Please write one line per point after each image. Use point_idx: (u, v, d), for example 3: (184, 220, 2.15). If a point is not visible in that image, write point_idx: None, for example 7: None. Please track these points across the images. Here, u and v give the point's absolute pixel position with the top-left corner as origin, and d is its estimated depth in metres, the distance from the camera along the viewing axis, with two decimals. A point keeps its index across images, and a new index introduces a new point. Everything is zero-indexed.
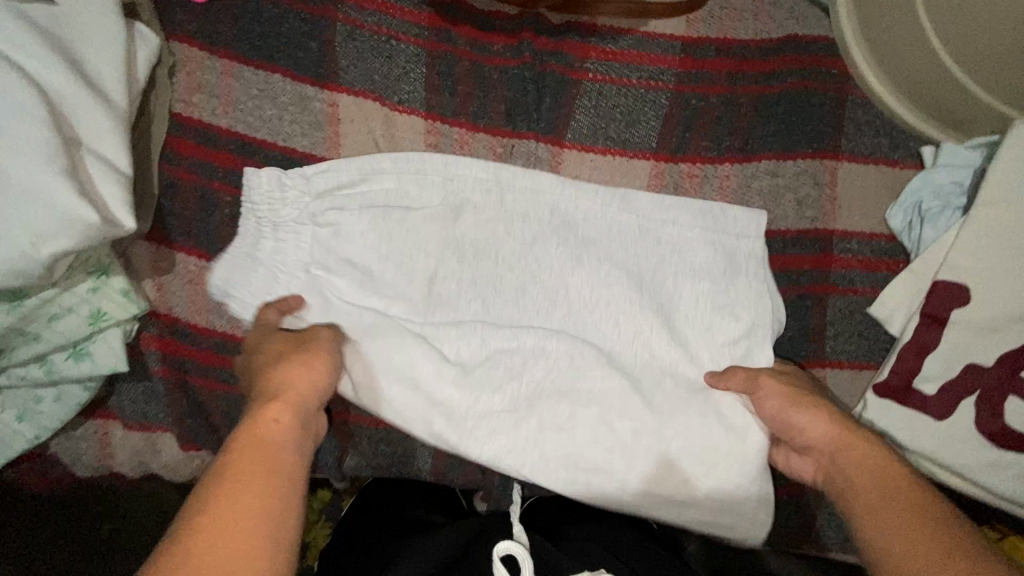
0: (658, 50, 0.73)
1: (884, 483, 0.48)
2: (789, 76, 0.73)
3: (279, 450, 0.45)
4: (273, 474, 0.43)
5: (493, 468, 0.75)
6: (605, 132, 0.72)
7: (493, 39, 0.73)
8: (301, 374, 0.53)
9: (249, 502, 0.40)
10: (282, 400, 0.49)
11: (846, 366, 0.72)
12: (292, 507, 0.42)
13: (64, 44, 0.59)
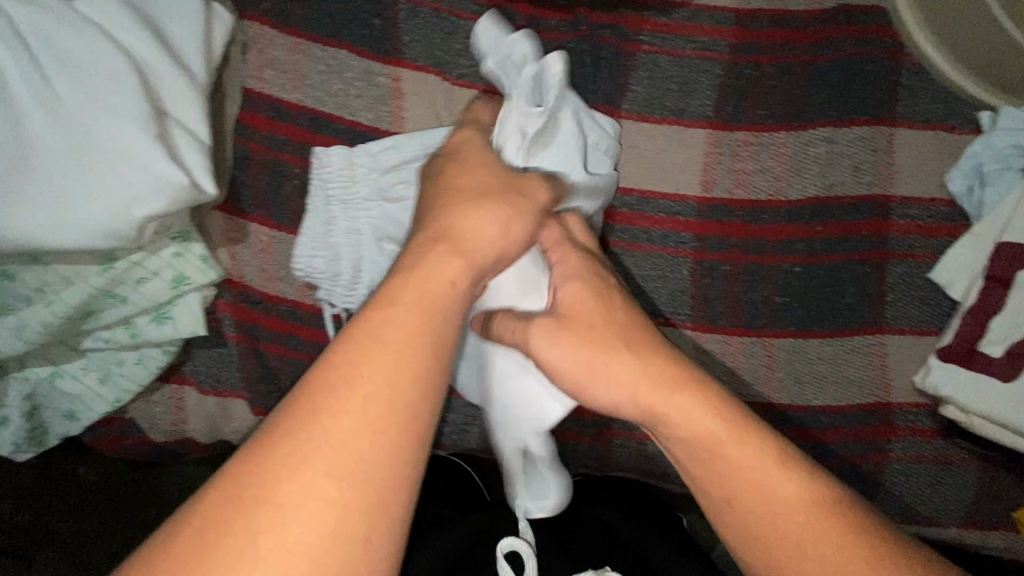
0: (711, 23, 0.74)
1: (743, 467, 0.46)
2: (842, 45, 0.74)
3: (408, 349, 0.42)
4: (393, 388, 0.41)
5: (552, 437, 0.76)
6: (661, 102, 0.73)
7: (547, 13, 0.75)
8: (491, 228, 0.53)
9: (367, 413, 0.39)
10: (457, 261, 0.49)
11: (907, 332, 0.72)
12: (417, 427, 0.41)
13: (150, 19, 0.62)
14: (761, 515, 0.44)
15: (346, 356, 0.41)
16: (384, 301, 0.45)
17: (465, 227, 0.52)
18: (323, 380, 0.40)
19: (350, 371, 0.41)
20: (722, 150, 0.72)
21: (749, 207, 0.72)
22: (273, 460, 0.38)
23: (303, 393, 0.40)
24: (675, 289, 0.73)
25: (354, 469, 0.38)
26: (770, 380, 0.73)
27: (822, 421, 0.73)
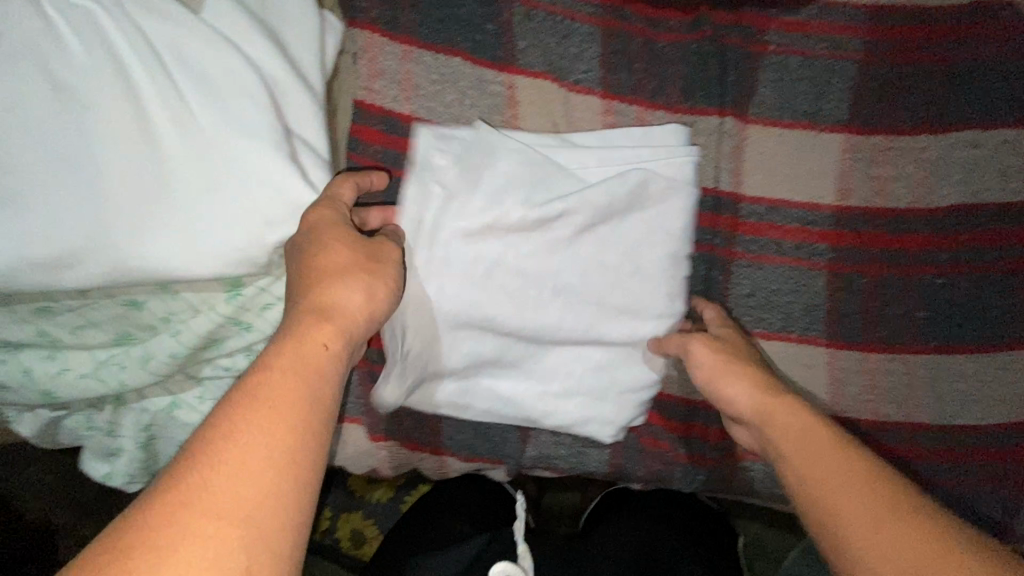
0: (844, 19, 0.70)
1: (834, 462, 0.48)
2: (986, 40, 0.69)
3: (295, 416, 0.41)
4: (296, 450, 0.40)
5: (673, 458, 0.73)
6: (792, 106, 0.69)
7: (667, 14, 0.71)
8: (361, 293, 0.50)
9: (258, 474, 0.38)
10: (332, 324, 0.48)
11: None
12: (301, 497, 0.39)
13: (270, 30, 0.58)
14: (861, 534, 0.44)
15: (266, 409, 0.41)
16: (292, 358, 0.44)
17: (335, 290, 0.49)
18: (230, 431, 0.39)
19: (258, 433, 0.39)
20: (857, 156, 0.69)
21: (886, 216, 0.69)
22: (166, 515, 0.35)
23: (228, 440, 0.39)
24: (808, 304, 0.69)
25: (248, 503, 0.37)
26: (909, 398, 0.69)
27: (963, 442, 0.69)
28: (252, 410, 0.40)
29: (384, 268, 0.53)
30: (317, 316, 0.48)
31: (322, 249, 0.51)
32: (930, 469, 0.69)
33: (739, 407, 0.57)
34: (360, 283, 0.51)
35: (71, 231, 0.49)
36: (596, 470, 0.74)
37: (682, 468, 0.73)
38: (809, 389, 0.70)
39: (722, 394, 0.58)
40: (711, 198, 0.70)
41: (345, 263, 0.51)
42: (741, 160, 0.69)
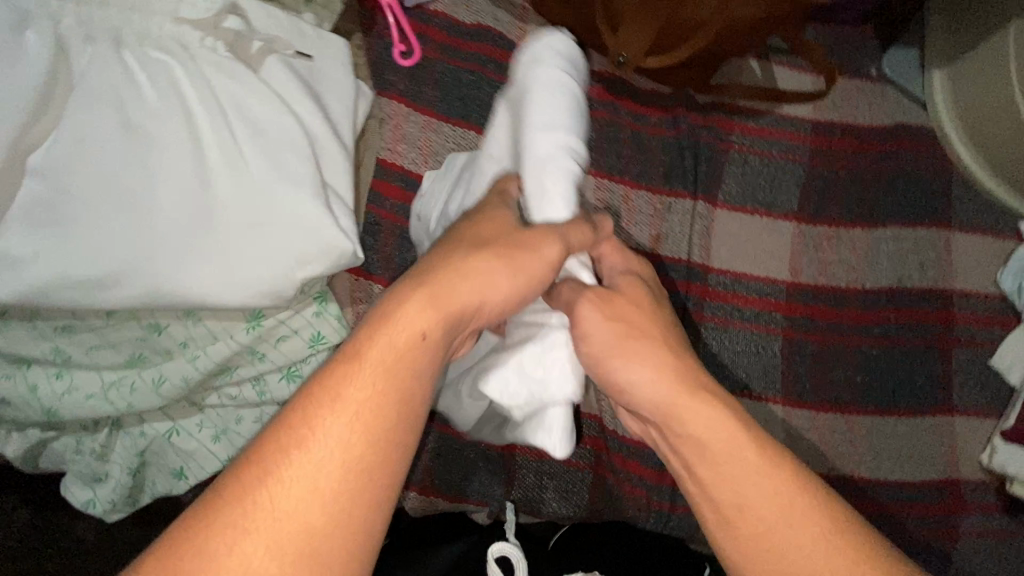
0: (792, 130, 0.85)
1: (762, 499, 0.44)
2: (903, 156, 0.85)
3: (369, 435, 0.38)
4: (361, 473, 0.37)
5: (648, 505, 0.77)
6: (752, 195, 0.82)
7: (651, 112, 0.84)
8: (480, 287, 0.44)
9: (318, 493, 0.36)
10: (432, 316, 0.41)
11: (972, 413, 0.79)
12: (363, 532, 0.36)
13: (316, 93, 0.66)
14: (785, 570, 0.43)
15: (339, 418, 0.37)
16: (379, 363, 0.39)
17: (459, 285, 0.43)
18: (295, 435, 0.37)
19: (321, 443, 0.37)
20: (805, 240, 0.81)
21: (830, 293, 0.80)
22: (228, 523, 0.34)
23: (290, 444, 0.36)
24: (767, 365, 0.78)
25: (300, 538, 0.34)
26: (856, 455, 0.77)
27: (904, 496, 0.76)
28: (320, 418, 0.37)
29: (526, 260, 0.46)
30: (424, 297, 0.42)
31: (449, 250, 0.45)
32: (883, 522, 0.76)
33: (638, 395, 0.48)
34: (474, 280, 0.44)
35: (117, 256, 0.53)
36: (574, 514, 0.76)
37: (656, 515, 0.77)
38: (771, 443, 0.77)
39: (617, 381, 0.49)
40: (686, 267, 0.79)
41: (484, 245, 0.46)
42: (710, 236, 0.81)
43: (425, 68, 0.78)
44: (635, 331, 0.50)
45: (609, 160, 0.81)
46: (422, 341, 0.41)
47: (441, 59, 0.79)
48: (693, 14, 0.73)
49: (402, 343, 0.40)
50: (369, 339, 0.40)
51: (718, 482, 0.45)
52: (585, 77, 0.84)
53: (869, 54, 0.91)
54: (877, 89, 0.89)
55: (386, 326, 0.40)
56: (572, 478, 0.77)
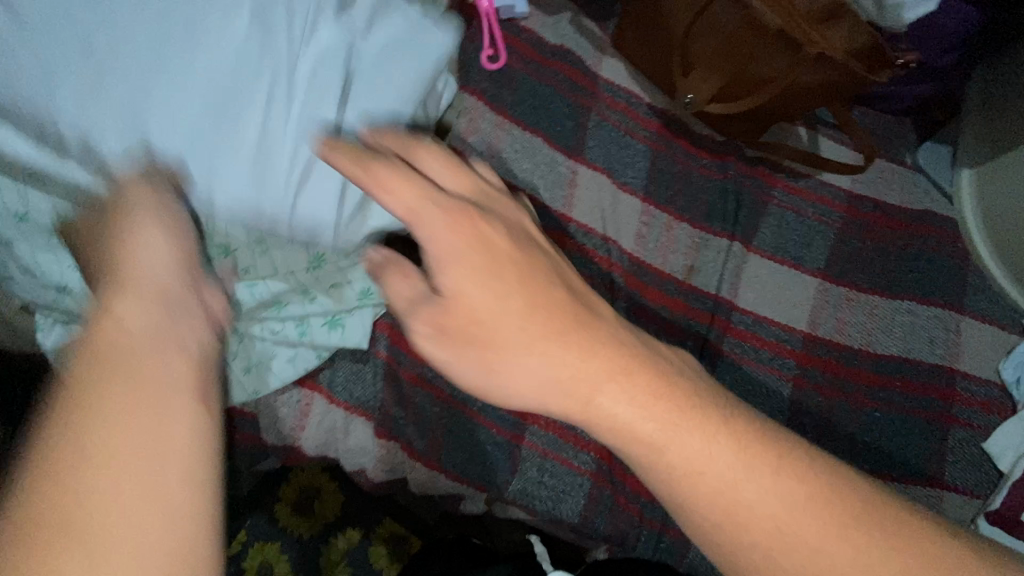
0: (828, 196, 0.91)
1: (737, 472, 0.43)
2: (927, 240, 0.91)
3: (162, 410, 0.35)
4: (161, 447, 0.33)
5: (639, 523, 0.79)
6: (783, 248, 0.87)
7: (703, 154, 0.90)
8: (159, 257, 0.42)
9: (125, 488, 0.32)
10: (137, 303, 0.39)
11: (963, 491, 0.81)
12: (192, 513, 0.33)
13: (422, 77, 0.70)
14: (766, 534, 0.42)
15: (139, 411, 0.34)
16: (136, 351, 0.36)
17: (128, 255, 0.41)
18: (100, 428, 0.33)
19: (134, 448, 0.33)
20: (826, 298, 0.86)
21: (843, 351, 0.84)
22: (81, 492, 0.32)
23: (96, 448, 0.32)
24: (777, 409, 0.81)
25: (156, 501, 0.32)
26: None
27: None
28: (125, 413, 0.34)
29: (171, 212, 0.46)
30: (130, 231, 0.43)
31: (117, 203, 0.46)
32: None
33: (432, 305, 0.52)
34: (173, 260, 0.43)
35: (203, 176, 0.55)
36: (567, 518, 0.78)
37: (646, 533, 0.79)
38: None
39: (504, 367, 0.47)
40: (712, 301, 0.84)
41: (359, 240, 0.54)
42: (739, 278, 0.86)
43: (507, 76, 0.85)
44: (590, 346, 0.48)
45: (658, 190, 0.88)
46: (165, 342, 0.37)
47: (524, 70, 0.86)
48: (759, 73, 0.79)
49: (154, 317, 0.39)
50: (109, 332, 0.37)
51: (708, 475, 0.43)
52: (649, 112, 0.90)
53: (906, 145, 0.98)
54: (910, 176, 0.96)
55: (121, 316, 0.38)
56: (571, 482, 0.78)
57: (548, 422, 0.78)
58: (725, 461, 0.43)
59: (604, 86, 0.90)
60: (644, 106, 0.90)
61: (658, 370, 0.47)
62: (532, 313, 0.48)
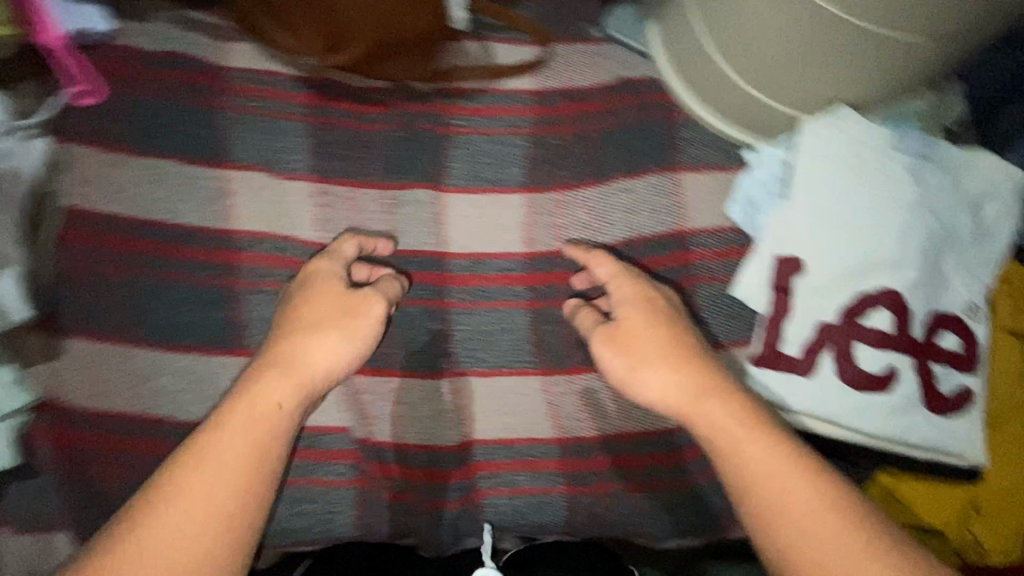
0: (513, 103, 0.85)
1: (719, 423, 0.61)
2: (627, 111, 0.86)
3: (254, 439, 0.58)
4: (261, 456, 0.58)
5: (421, 509, 0.75)
6: (478, 174, 0.81)
7: (367, 109, 0.82)
8: (326, 354, 0.65)
9: (217, 489, 0.55)
10: (289, 382, 0.62)
11: (726, 346, 0.79)
12: (246, 508, 0.56)
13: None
14: (762, 478, 0.58)
15: (237, 430, 0.58)
16: (259, 394, 0.61)
17: (307, 356, 0.64)
18: (187, 465, 0.56)
19: (217, 455, 0.57)
20: (538, 210, 0.81)
21: (568, 256, 0.80)
22: (166, 499, 0.55)
23: (203, 454, 0.57)
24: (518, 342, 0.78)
25: (207, 515, 0.54)
26: (620, 413, 0.78)
27: (671, 443, 0.78)
28: (202, 445, 0.57)
29: (361, 317, 0.67)
30: (341, 335, 0.66)
31: (305, 302, 0.68)
32: (654, 473, 0.78)
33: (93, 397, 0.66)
34: (316, 324, 0.66)
35: None
36: (343, 534, 0.75)
37: (432, 515, 0.76)
38: (533, 418, 0.77)
39: (301, 347, 0.64)
40: (421, 259, 0.79)
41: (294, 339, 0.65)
42: (441, 224, 0.79)
43: (110, 107, 0.76)
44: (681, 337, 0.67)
45: (327, 164, 0.78)
46: (282, 400, 0.61)
47: (126, 93, 0.76)
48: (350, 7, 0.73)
49: (254, 390, 0.61)
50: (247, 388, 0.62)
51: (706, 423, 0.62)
52: (295, 85, 0.81)
53: (587, 18, 0.91)
54: (600, 49, 0.90)
55: (246, 391, 0.61)
56: (336, 496, 0.75)
57: None
58: (791, 461, 0.58)
59: (231, 74, 0.80)
60: (286, 80, 0.81)
61: (671, 335, 0.67)
62: (672, 350, 0.66)
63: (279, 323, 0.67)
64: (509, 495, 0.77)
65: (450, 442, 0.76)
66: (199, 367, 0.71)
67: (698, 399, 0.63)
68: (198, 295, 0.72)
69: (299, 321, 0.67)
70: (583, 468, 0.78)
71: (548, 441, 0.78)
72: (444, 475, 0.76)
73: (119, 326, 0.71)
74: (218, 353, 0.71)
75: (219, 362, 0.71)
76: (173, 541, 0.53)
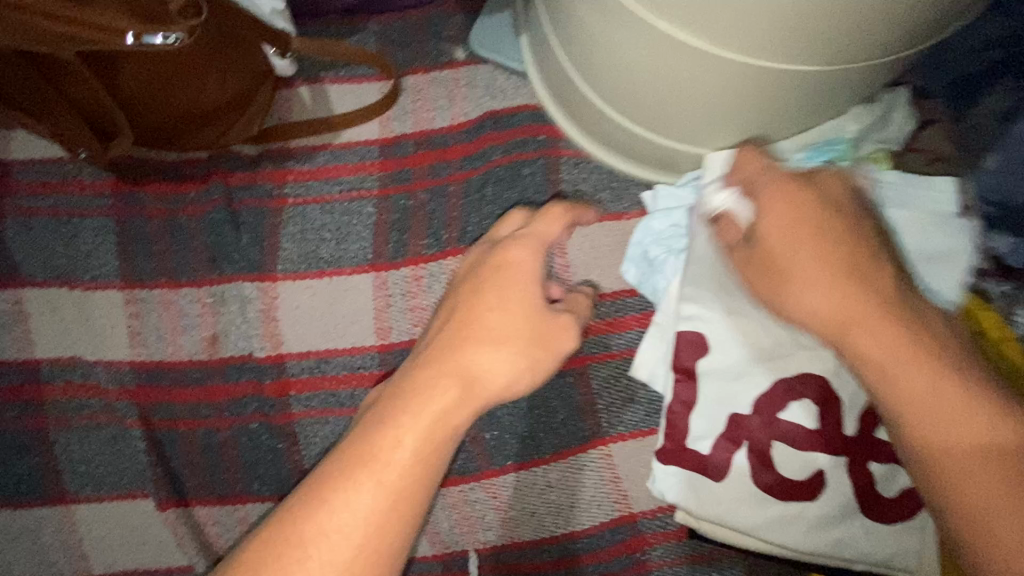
0: (356, 159, 0.71)
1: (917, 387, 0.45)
2: (493, 154, 0.71)
3: (422, 459, 0.45)
4: (430, 470, 0.45)
5: None
6: (315, 255, 0.69)
7: (183, 189, 0.70)
8: (495, 367, 0.49)
9: (358, 543, 0.42)
10: (464, 406, 0.47)
11: (626, 437, 0.66)
12: (391, 555, 0.43)
13: None
14: (909, 395, 0.45)
15: (426, 445, 0.45)
16: (406, 419, 0.45)
17: (477, 367, 0.48)
18: (345, 482, 0.43)
19: (404, 473, 0.44)
20: (391, 291, 0.68)
21: None
22: (317, 500, 0.43)
23: (351, 482, 0.43)
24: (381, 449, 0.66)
25: (382, 535, 0.43)
26: (503, 522, 0.67)
27: (570, 547, 0.68)
28: (384, 448, 0.44)
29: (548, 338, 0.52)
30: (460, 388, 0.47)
31: (478, 292, 0.52)
32: None
33: None
34: (469, 326, 0.50)
35: None
36: None
37: None
38: None
39: (473, 363, 0.48)
40: (258, 365, 0.67)
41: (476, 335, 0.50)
42: (276, 319, 0.67)
43: None
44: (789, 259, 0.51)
45: (140, 265, 0.68)
46: (458, 380, 0.48)
47: None
48: (84, 94, 0.57)
49: (436, 370, 0.48)
50: (402, 388, 0.47)
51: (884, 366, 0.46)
52: (93, 171, 0.69)
53: (448, 37, 0.75)
54: (462, 76, 0.74)
55: (406, 387, 0.47)
56: None
57: None
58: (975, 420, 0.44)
59: (16, 170, 0.68)
60: (82, 167, 0.69)
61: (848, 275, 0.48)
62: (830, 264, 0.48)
63: (447, 306, 0.53)
64: None
65: None
66: (14, 521, 0.63)
67: (840, 324, 0.48)
68: (2, 439, 0.64)
69: (467, 315, 0.51)
70: None
71: (425, 557, 0.68)
72: None
73: None
74: (31, 505, 0.63)
75: (35, 513, 0.63)
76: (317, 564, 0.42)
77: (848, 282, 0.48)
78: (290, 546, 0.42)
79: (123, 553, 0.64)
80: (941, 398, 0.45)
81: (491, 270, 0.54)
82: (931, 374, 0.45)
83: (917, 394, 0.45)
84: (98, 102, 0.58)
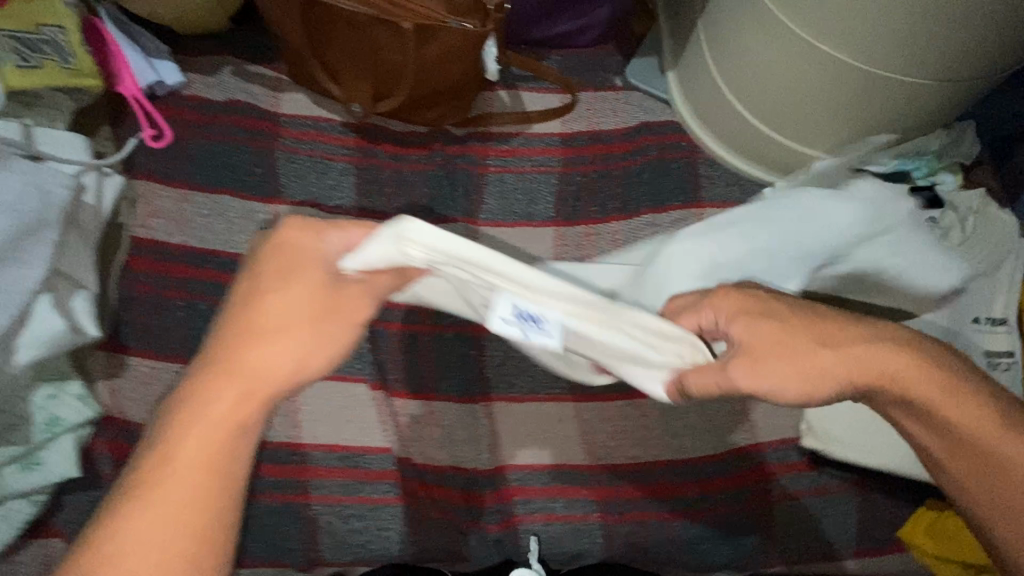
0: (543, 145, 0.91)
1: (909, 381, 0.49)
2: (649, 151, 0.91)
3: (236, 410, 0.42)
4: (229, 459, 0.42)
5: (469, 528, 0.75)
6: (510, 210, 0.87)
7: (408, 151, 0.89)
8: (279, 356, 0.44)
9: (181, 506, 0.40)
10: (232, 390, 0.43)
11: None
12: (228, 502, 0.42)
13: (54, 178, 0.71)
14: (964, 441, 0.49)
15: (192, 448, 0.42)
16: (216, 398, 0.42)
17: (269, 352, 0.44)
18: (163, 475, 0.41)
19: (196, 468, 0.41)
20: (567, 244, 0.86)
21: None
22: (152, 489, 0.41)
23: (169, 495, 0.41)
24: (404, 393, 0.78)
25: (212, 482, 0.41)
26: (650, 439, 0.79)
27: (706, 471, 0.79)
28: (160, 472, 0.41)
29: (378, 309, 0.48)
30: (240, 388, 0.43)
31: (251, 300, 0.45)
32: (689, 503, 0.78)
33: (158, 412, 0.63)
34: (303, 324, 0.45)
35: None
36: (398, 556, 0.74)
37: (474, 536, 0.76)
38: (566, 442, 0.79)
39: (266, 355, 0.44)
40: None
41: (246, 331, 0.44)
42: None
43: (176, 147, 0.83)
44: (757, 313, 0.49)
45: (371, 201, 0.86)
46: (236, 405, 0.43)
47: (191, 136, 0.84)
48: (393, 60, 0.75)
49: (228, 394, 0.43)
50: (182, 391, 0.43)
51: (895, 378, 0.48)
52: (341, 130, 0.89)
53: (611, 70, 0.99)
54: (622, 97, 0.97)
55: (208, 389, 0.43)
56: (377, 517, 0.74)
57: (328, 469, 0.74)
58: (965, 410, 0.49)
59: (284, 120, 0.88)
60: (335, 126, 0.89)
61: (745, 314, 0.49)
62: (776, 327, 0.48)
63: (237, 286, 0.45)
64: (547, 521, 0.78)
65: (484, 466, 0.78)
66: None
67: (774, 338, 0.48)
68: None
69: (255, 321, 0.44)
70: (619, 495, 0.79)
71: (580, 466, 0.79)
72: (477, 497, 0.77)
73: (175, 346, 0.75)
74: None
75: None
76: (133, 547, 0.39)
77: (756, 312, 0.49)
78: (147, 513, 0.40)
79: (334, 427, 0.76)
80: (971, 427, 0.48)
81: (267, 251, 0.45)
82: (895, 346, 0.49)
83: (970, 423, 0.48)
84: (397, 67, 0.76)
